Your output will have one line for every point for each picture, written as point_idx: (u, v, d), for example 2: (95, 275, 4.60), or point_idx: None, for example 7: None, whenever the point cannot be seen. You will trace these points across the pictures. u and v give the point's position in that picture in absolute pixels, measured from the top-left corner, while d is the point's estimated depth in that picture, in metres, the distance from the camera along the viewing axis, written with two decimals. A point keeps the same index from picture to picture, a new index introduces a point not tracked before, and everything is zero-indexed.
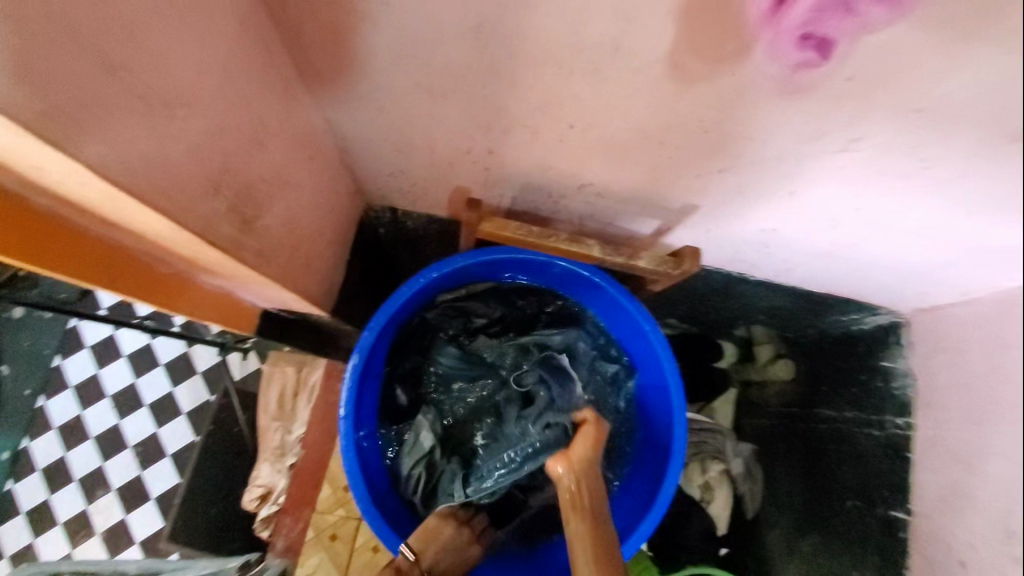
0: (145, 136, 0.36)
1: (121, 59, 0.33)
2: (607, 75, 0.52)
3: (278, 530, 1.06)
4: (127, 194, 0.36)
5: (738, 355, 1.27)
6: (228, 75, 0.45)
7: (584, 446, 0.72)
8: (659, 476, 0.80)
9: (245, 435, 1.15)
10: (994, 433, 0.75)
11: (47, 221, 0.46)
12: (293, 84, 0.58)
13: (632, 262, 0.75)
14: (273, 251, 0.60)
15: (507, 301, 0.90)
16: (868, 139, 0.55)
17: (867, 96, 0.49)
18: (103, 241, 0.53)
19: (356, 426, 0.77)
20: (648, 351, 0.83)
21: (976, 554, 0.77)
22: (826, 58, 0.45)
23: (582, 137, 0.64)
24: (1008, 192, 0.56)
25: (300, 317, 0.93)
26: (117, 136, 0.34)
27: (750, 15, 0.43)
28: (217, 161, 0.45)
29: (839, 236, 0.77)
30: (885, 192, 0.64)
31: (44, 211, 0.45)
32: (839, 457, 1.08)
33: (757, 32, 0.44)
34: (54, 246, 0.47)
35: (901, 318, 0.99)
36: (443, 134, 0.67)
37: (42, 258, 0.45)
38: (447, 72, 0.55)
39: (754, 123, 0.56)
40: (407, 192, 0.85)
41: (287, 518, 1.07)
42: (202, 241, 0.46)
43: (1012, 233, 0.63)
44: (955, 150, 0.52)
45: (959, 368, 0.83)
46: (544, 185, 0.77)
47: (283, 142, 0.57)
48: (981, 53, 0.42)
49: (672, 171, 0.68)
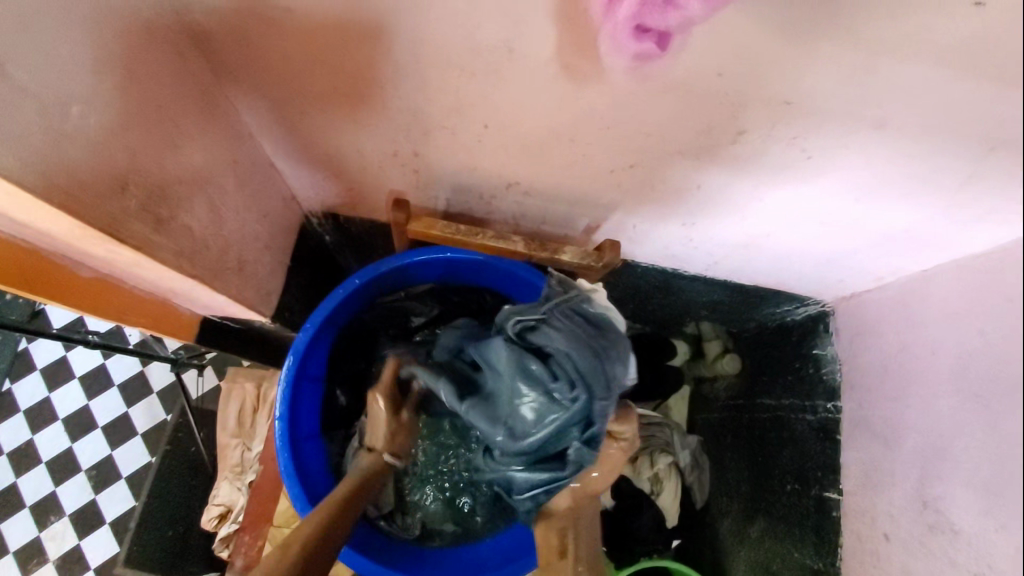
0: (38, 132, 0.39)
1: (5, 57, 0.36)
2: (506, 75, 0.56)
3: (237, 550, 1.11)
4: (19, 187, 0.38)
5: (691, 353, 1.34)
6: (129, 76, 0.48)
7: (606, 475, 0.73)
8: None
9: (204, 456, 1.27)
10: (908, 408, 0.80)
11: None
12: (212, 89, 0.61)
13: (555, 257, 0.79)
14: (196, 252, 0.62)
15: (443, 299, 0.93)
16: (751, 131, 0.60)
17: (741, 91, 0.54)
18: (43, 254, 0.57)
19: (294, 427, 0.78)
20: None
21: (895, 524, 0.81)
22: (664, 49, 0.49)
23: (499, 136, 0.67)
24: (887, 164, 0.60)
25: (244, 326, 0.95)
26: (7, 130, 0.37)
27: (594, 9, 0.46)
28: (125, 159, 0.48)
29: (754, 230, 0.81)
30: (785, 182, 0.68)
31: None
32: (778, 443, 1.10)
33: (599, 23, 0.47)
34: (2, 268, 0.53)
35: (829, 307, 1.02)
36: (367, 138, 0.70)
37: None
38: (358, 74, 0.58)
39: (648, 120, 0.60)
40: (343, 198, 0.87)
41: (245, 537, 1.12)
42: (110, 239, 0.48)
43: (904, 210, 0.67)
44: (829, 138, 0.58)
45: (876, 349, 0.88)
46: (474, 186, 0.80)
47: (200, 144, 0.59)
48: (822, 44, 0.47)
49: (587, 168, 0.71)
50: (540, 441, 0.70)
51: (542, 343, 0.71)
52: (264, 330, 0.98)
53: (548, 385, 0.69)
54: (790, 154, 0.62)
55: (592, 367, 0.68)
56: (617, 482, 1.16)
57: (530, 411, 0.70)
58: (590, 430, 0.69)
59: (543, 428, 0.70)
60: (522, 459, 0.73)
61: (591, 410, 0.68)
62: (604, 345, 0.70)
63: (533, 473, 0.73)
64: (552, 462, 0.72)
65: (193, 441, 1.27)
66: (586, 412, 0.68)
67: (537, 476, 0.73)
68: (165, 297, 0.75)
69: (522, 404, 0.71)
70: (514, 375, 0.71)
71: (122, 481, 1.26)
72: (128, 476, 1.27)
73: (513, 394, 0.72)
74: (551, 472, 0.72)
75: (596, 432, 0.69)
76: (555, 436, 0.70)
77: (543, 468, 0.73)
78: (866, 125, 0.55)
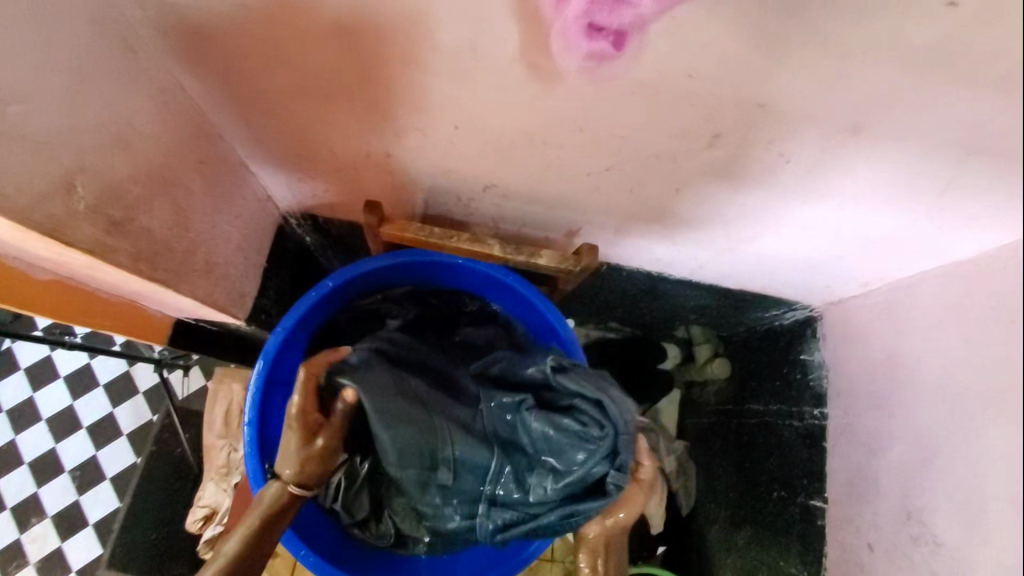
0: None
1: None
2: (473, 75, 0.54)
3: None
4: None
5: (681, 356, 1.31)
6: (76, 75, 0.47)
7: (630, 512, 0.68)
8: None
9: (190, 459, 1.24)
10: (893, 416, 0.78)
11: None
12: (174, 88, 0.60)
13: (532, 260, 0.77)
14: (157, 255, 0.60)
15: (422, 303, 0.91)
16: (727, 135, 0.58)
17: (711, 92, 0.53)
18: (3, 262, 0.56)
19: (263, 434, 0.76)
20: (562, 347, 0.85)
21: (879, 534, 0.80)
22: (621, 49, 0.48)
23: (471, 138, 0.65)
24: (863, 167, 0.59)
25: (220, 328, 0.94)
26: None
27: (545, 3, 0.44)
28: (71, 160, 0.47)
29: (737, 235, 0.79)
30: (766, 186, 0.66)
31: None
32: (766, 449, 1.07)
33: (551, 17, 0.46)
34: None
35: (816, 312, 1.00)
36: (338, 139, 0.69)
37: None
38: (322, 73, 0.57)
39: (620, 122, 0.59)
40: (320, 200, 0.86)
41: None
42: (57, 242, 0.47)
43: (888, 215, 0.66)
44: (806, 142, 0.57)
45: (863, 355, 0.86)
46: (450, 188, 0.78)
47: (159, 143, 0.58)
48: (790, 43, 0.46)
49: (564, 170, 0.70)
50: (579, 480, 0.69)
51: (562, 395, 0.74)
52: (243, 333, 0.97)
53: (578, 426, 0.70)
54: (768, 158, 0.61)
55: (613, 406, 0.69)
56: None
57: (572, 456, 0.70)
58: (618, 457, 0.67)
59: (582, 468, 0.69)
60: (566, 499, 0.70)
61: (618, 439, 0.67)
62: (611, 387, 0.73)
63: (576, 508, 0.69)
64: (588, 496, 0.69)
65: (178, 443, 1.25)
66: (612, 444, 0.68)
67: (584, 513, 0.69)
68: (134, 300, 0.74)
69: (556, 453, 0.72)
70: (541, 423, 0.72)
71: (107, 482, 1.25)
72: (114, 477, 1.25)
73: (546, 444, 0.72)
74: (598, 507, 0.68)
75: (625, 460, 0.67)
76: (595, 469, 0.68)
77: (587, 505, 0.68)
78: (843, 128, 0.54)
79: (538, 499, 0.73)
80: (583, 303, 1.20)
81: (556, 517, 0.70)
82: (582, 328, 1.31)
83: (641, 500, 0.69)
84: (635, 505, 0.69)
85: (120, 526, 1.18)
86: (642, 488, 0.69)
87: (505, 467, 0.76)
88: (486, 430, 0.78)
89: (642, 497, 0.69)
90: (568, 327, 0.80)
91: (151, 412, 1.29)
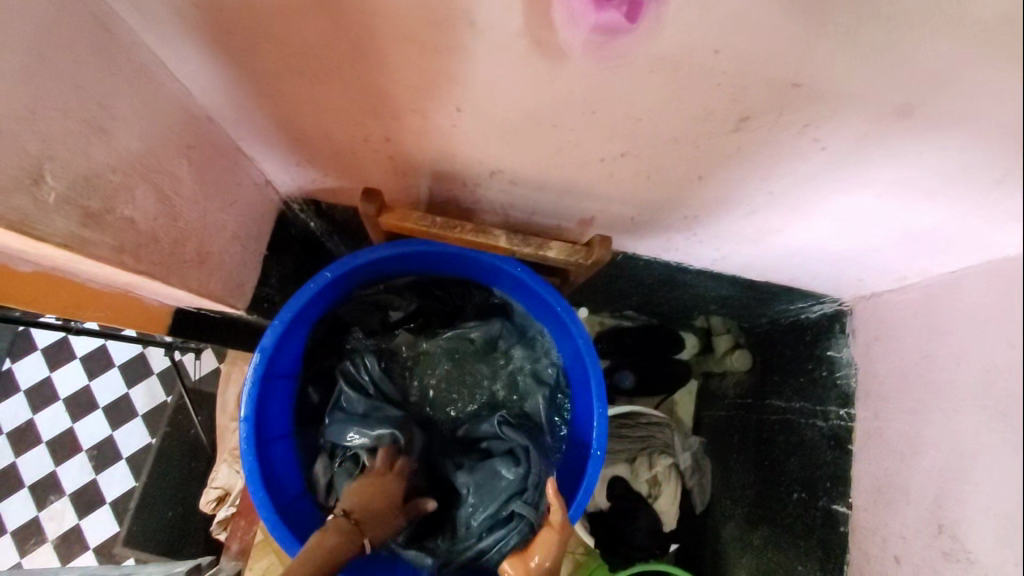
0: None
1: None
2: (472, 52, 0.49)
3: (233, 534, 1.11)
4: None
5: (699, 346, 1.26)
6: (43, 55, 0.43)
7: (543, 551, 0.67)
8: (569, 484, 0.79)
9: (202, 440, 1.27)
10: (927, 424, 0.72)
11: None
12: (154, 67, 0.56)
13: (541, 252, 0.73)
14: (141, 246, 0.57)
15: (423, 295, 0.88)
16: (756, 118, 0.53)
17: (740, 68, 0.47)
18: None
19: (260, 429, 0.74)
20: (571, 350, 0.81)
21: (907, 546, 0.75)
22: (636, 21, 0.43)
23: (475, 121, 0.60)
24: (905, 152, 0.53)
25: (222, 317, 0.91)
26: None
27: None
28: (36, 147, 0.43)
29: (762, 227, 0.73)
30: (796, 175, 0.60)
31: None
32: (787, 448, 1.02)
33: None
34: None
35: (845, 306, 0.92)
36: (333, 121, 0.65)
37: None
38: (310, 50, 0.53)
39: (636, 104, 0.53)
40: (320, 185, 0.82)
41: (241, 521, 1.12)
42: (26, 237, 0.43)
43: (932, 209, 0.59)
44: (844, 124, 0.51)
45: (895, 356, 0.79)
46: (455, 174, 0.73)
47: (138, 128, 0.54)
48: (833, 10, 0.40)
49: (577, 156, 0.64)
50: (492, 514, 0.76)
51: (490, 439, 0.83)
52: (247, 321, 0.94)
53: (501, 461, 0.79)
54: (800, 144, 0.55)
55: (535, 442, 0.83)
56: (612, 481, 1.11)
57: (492, 492, 0.77)
58: (525, 495, 0.75)
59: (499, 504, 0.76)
60: (481, 533, 0.76)
61: (527, 478, 0.76)
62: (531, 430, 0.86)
63: (489, 542, 0.75)
64: (500, 531, 0.75)
65: (190, 425, 1.28)
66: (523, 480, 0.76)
67: (498, 547, 0.74)
68: (126, 291, 0.71)
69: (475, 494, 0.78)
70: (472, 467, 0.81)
71: (123, 462, 1.26)
72: (128, 456, 1.27)
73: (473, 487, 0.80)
74: (509, 541, 0.73)
75: (536, 501, 0.74)
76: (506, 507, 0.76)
77: (499, 538, 0.74)
78: (889, 109, 0.48)
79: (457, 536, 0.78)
80: (597, 292, 1.15)
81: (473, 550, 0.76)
82: (596, 316, 1.27)
83: (557, 540, 0.67)
84: (551, 543, 0.67)
85: (136, 506, 1.21)
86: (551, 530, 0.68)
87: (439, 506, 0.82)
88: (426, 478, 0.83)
89: (557, 538, 0.67)
90: (589, 340, 0.76)
91: (164, 394, 1.31)
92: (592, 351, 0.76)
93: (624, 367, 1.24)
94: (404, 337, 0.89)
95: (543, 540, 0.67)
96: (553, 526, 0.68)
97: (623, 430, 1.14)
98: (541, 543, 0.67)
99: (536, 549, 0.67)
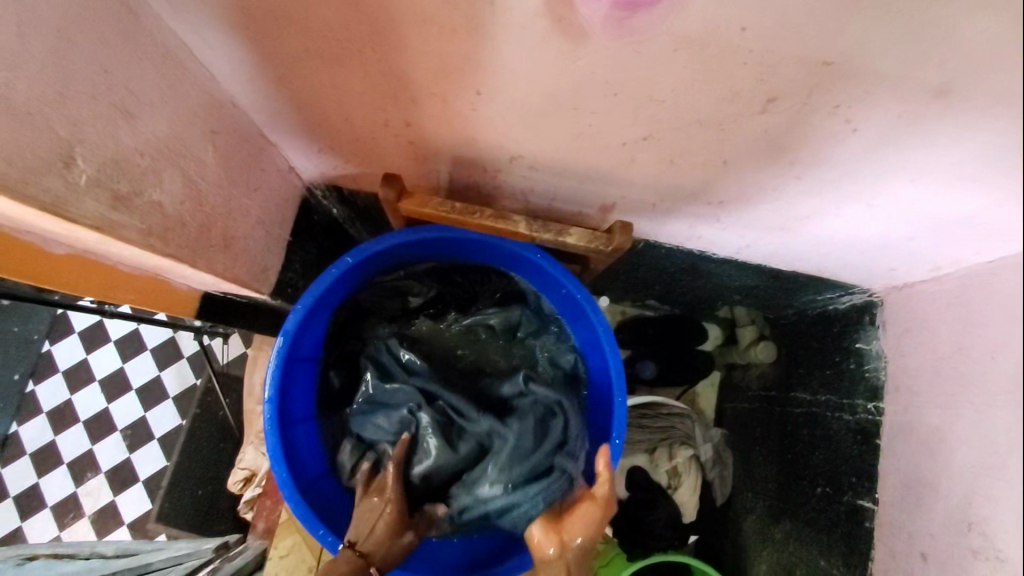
0: None
1: None
2: (492, 33, 0.49)
3: (260, 513, 1.14)
4: None
5: (723, 337, 1.24)
6: (71, 39, 0.44)
7: (582, 527, 0.65)
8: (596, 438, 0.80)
9: (230, 422, 1.30)
10: (959, 420, 0.69)
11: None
12: (180, 53, 0.57)
13: (560, 238, 0.73)
14: (169, 229, 0.59)
15: (442, 280, 0.88)
16: (784, 98, 0.51)
17: (767, 46, 0.45)
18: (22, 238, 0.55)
19: (283, 412, 0.75)
20: (586, 326, 0.81)
21: (935, 543, 0.72)
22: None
23: (494, 105, 0.60)
24: (942, 133, 0.50)
25: (248, 302, 0.93)
26: None
27: None
28: (66, 131, 0.44)
29: (789, 213, 0.71)
30: (826, 160, 0.59)
31: None
32: (812, 442, 1.00)
33: None
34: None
35: (876, 297, 0.89)
36: (354, 106, 0.65)
37: None
38: (330, 34, 0.53)
39: (659, 85, 0.52)
40: (343, 171, 0.82)
41: (268, 501, 1.15)
42: (60, 219, 0.45)
43: (968, 196, 0.57)
44: (878, 105, 0.49)
45: (928, 349, 0.76)
46: (476, 160, 0.73)
47: (164, 113, 0.55)
48: None
49: (597, 139, 0.63)
50: (527, 469, 0.77)
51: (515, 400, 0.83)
52: (271, 306, 0.96)
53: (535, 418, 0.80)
54: (831, 126, 0.54)
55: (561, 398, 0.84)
56: (632, 471, 1.11)
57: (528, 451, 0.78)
58: (565, 449, 0.78)
59: (537, 460, 0.77)
60: (516, 486, 0.76)
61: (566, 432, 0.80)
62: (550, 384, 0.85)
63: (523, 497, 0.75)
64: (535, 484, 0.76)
65: (219, 407, 1.32)
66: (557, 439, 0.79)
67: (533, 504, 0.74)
68: (159, 274, 0.73)
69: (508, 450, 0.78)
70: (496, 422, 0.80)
71: (155, 442, 1.38)
72: (160, 436, 1.38)
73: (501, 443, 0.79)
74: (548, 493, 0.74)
75: (577, 454, 0.78)
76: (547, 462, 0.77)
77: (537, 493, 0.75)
78: (925, 87, 0.46)
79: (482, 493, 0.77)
80: (618, 280, 1.13)
81: (499, 507, 0.77)
82: (618, 305, 1.26)
83: (598, 519, 0.65)
84: (590, 522, 0.65)
85: (167, 484, 1.27)
86: (592, 504, 0.66)
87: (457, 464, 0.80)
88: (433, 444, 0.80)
89: (599, 514, 0.65)
90: (611, 331, 0.76)
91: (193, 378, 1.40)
92: (615, 346, 0.76)
93: (646, 357, 1.22)
94: (423, 324, 0.88)
95: (580, 516, 0.65)
96: (592, 503, 0.66)
97: (643, 420, 1.13)
98: (579, 518, 0.65)
99: (572, 524, 0.65)
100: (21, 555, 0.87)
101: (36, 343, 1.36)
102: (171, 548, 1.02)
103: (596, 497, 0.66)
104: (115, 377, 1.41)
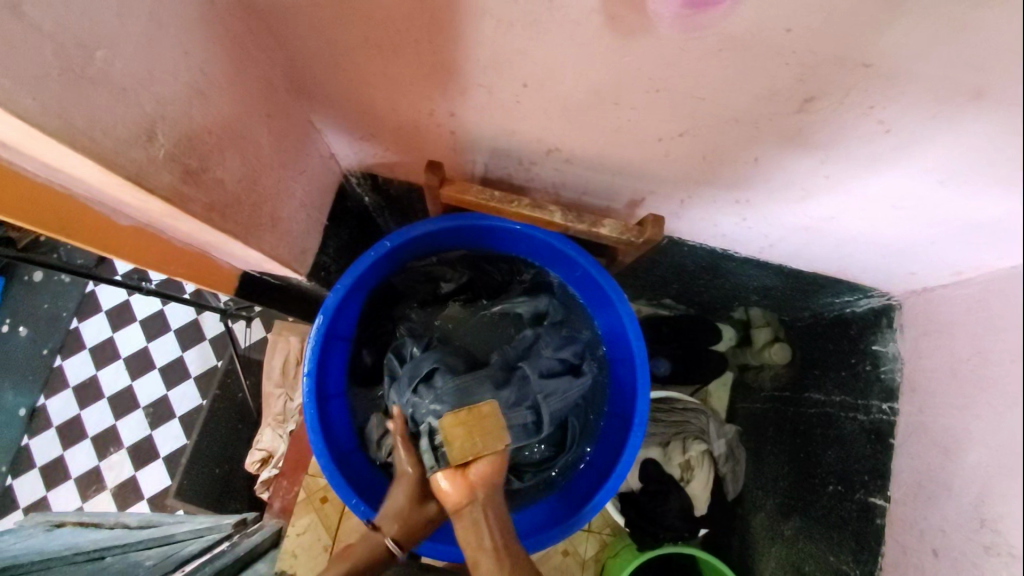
0: (66, 86, 0.39)
1: (47, 7, 0.36)
2: (548, 27, 0.51)
3: (276, 494, 1.10)
4: (52, 136, 0.38)
5: (737, 338, 1.27)
6: (157, 21, 0.47)
7: (489, 470, 0.68)
8: (626, 365, 0.84)
9: (250, 403, 1.33)
10: (973, 419, 0.70)
11: (48, 197, 0.54)
12: (245, 39, 0.61)
13: (594, 229, 0.75)
14: (226, 206, 0.61)
15: (474, 267, 0.91)
16: (822, 99, 0.54)
17: (811, 47, 0.48)
18: (92, 208, 0.59)
19: (320, 388, 0.78)
20: (600, 294, 0.84)
21: (946, 539, 0.74)
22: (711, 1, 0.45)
23: (538, 97, 0.63)
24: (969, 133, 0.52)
25: (283, 283, 0.97)
26: (38, 77, 0.36)
27: None
28: (151, 107, 0.47)
29: (812, 209, 0.73)
30: (860, 160, 0.61)
31: (44, 187, 0.53)
32: (824, 441, 1.02)
33: None
34: (57, 219, 0.56)
35: (894, 301, 0.90)
36: (402, 95, 0.68)
37: (55, 227, 0.55)
38: (391, 24, 0.56)
39: (702, 82, 0.55)
40: (381, 158, 0.85)
41: (284, 481, 1.11)
42: (140, 189, 0.48)
43: (984, 210, 0.58)
44: (912, 107, 0.52)
45: (946, 352, 0.77)
46: (513, 151, 0.76)
47: (230, 95, 0.59)
48: None
49: (633, 133, 0.66)
50: (553, 371, 0.86)
51: (528, 335, 0.88)
52: (303, 288, 0.99)
53: (556, 334, 0.90)
54: (864, 127, 0.56)
55: (565, 328, 0.91)
56: (645, 463, 1.13)
57: (545, 359, 0.86)
58: (581, 355, 0.90)
59: (564, 355, 0.88)
60: (551, 384, 0.84)
61: (583, 337, 0.91)
62: (556, 323, 0.90)
63: (554, 389, 0.84)
64: (565, 377, 0.87)
65: (241, 389, 1.36)
66: (576, 349, 0.90)
67: (565, 393, 0.85)
68: (204, 250, 0.77)
69: (524, 365, 0.84)
70: (523, 344, 0.88)
71: (176, 420, 1.41)
72: (181, 416, 1.41)
73: (518, 353, 0.87)
74: (576, 389, 0.86)
75: (598, 358, 0.91)
76: (563, 360, 0.88)
77: (567, 387, 0.85)
78: (960, 90, 0.48)
79: (520, 391, 0.81)
80: (636, 278, 1.16)
81: (541, 398, 0.82)
82: (634, 303, 1.30)
83: (501, 453, 0.69)
84: (496, 454, 0.69)
85: (187, 461, 1.32)
86: (493, 455, 0.68)
87: (467, 379, 0.78)
88: (434, 390, 0.78)
89: (500, 452, 0.69)
90: (635, 321, 0.78)
91: (215, 358, 1.43)
92: (640, 333, 0.78)
93: (661, 355, 1.24)
94: (454, 310, 0.91)
95: (492, 442, 0.68)
96: (501, 431, 0.69)
97: (658, 414, 1.16)
98: (492, 445, 0.68)
99: (484, 451, 0.68)
100: (49, 523, 0.93)
101: (64, 320, 1.46)
102: (193, 521, 1.05)
103: (497, 447, 0.68)
104: (138, 356, 1.45)
